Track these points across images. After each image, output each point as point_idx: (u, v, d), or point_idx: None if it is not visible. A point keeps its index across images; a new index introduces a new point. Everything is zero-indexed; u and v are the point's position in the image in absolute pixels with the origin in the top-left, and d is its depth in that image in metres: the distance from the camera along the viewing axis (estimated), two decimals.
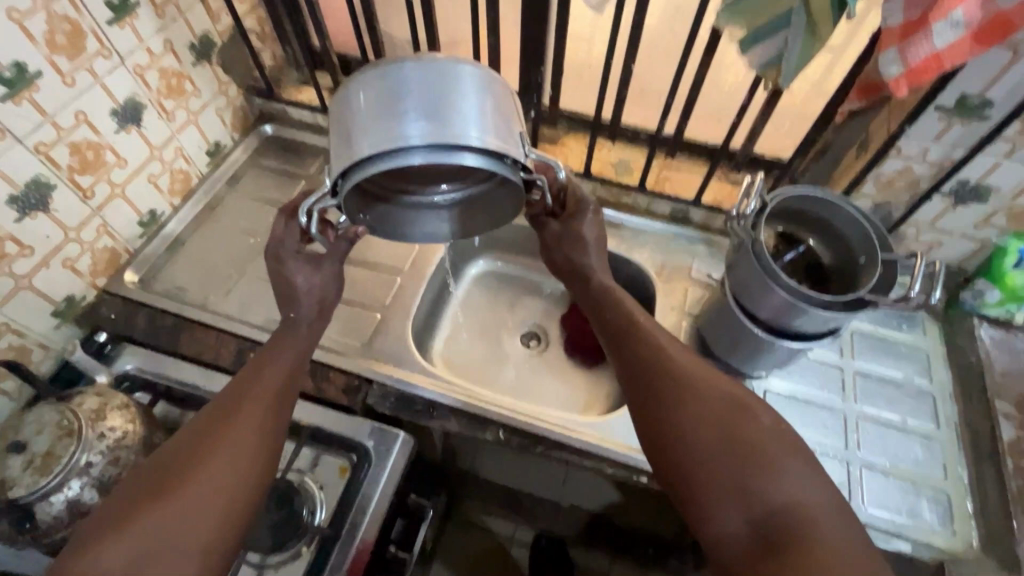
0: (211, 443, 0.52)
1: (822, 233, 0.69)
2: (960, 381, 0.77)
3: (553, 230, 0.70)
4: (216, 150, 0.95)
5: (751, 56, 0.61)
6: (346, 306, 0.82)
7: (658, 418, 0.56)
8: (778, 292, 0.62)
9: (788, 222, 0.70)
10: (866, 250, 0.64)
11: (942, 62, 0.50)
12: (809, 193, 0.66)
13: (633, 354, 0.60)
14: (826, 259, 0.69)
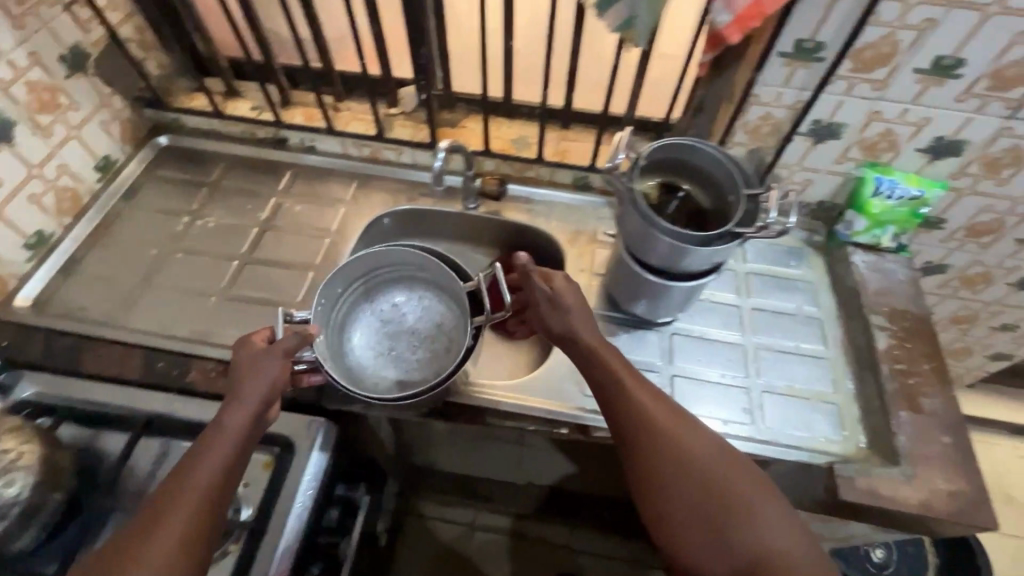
0: (154, 538, 0.49)
1: (694, 176, 0.74)
2: (842, 303, 0.85)
3: (542, 309, 0.68)
4: (106, 165, 0.92)
5: (607, 18, 0.65)
6: (260, 305, 0.82)
7: (642, 462, 0.58)
8: (660, 237, 0.66)
9: (664, 171, 0.75)
10: (734, 187, 0.69)
11: (762, 7, 0.56)
12: (675, 141, 0.71)
13: (619, 397, 0.61)
14: (704, 201, 0.73)
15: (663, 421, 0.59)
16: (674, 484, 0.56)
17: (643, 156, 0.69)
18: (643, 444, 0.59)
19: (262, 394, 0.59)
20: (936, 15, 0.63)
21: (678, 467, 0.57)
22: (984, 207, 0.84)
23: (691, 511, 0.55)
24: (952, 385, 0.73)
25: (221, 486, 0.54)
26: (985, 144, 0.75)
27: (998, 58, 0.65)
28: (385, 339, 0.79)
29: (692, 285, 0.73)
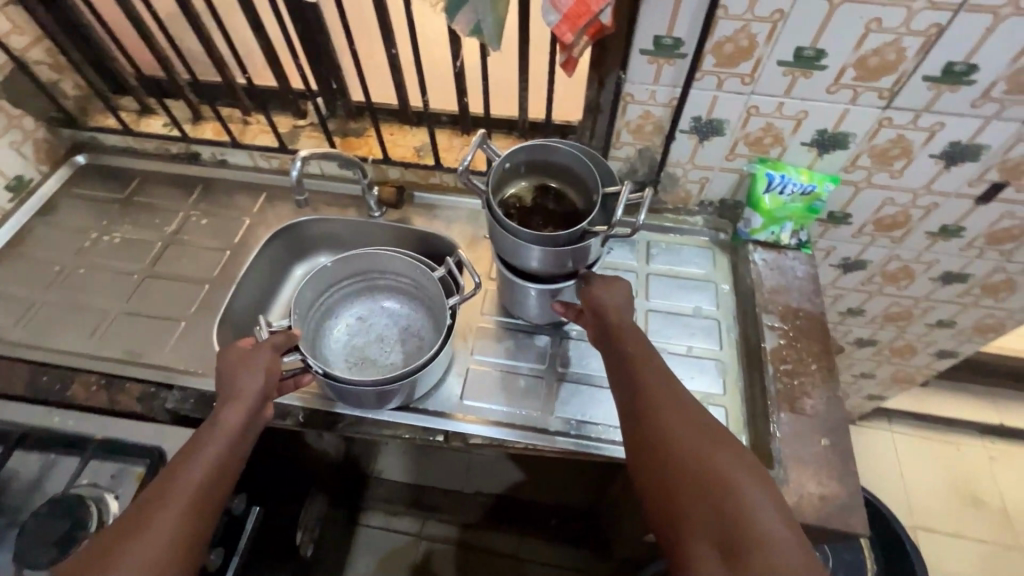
0: (134, 539, 0.47)
1: (562, 175, 0.73)
2: (740, 302, 0.83)
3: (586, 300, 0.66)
4: (19, 184, 0.95)
5: (458, 25, 0.64)
6: (155, 318, 0.84)
7: (644, 428, 0.53)
8: (523, 245, 0.64)
9: (534, 173, 0.74)
10: (594, 183, 0.69)
11: (588, 5, 0.55)
12: (529, 145, 0.70)
13: (628, 371, 0.58)
14: (573, 200, 0.73)
15: (669, 391, 0.55)
16: (672, 451, 0.50)
17: (503, 159, 0.68)
18: (646, 412, 0.54)
19: (258, 391, 0.60)
20: (785, 6, 0.61)
21: (676, 436, 0.51)
22: (886, 200, 0.81)
23: (686, 480, 0.47)
24: (836, 385, 0.71)
25: (214, 484, 0.53)
26: (868, 136, 0.73)
27: (857, 47, 0.63)
28: (359, 347, 0.84)
29: (566, 287, 0.71)
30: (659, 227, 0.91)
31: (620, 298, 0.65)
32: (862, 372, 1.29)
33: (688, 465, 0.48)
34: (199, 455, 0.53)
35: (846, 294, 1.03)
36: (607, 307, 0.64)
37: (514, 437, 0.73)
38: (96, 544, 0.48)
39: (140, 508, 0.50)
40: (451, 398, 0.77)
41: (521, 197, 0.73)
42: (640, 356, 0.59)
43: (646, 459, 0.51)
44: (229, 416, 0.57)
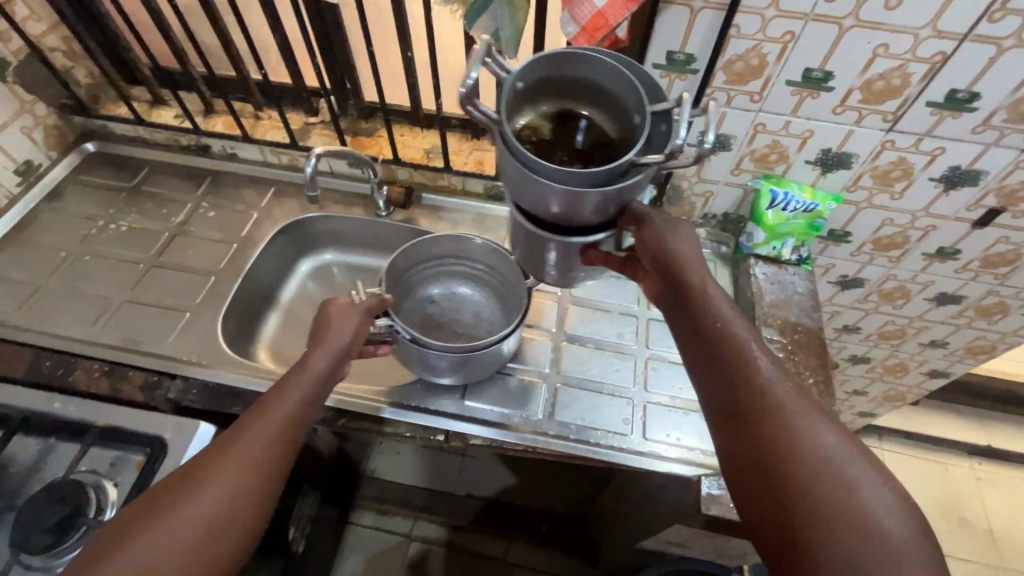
0: (204, 484, 0.49)
1: (594, 98, 0.54)
2: (739, 315, 0.84)
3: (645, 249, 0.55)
4: (28, 169, 0.95)
5: (477, 32, 0.65)
6: (158, 308, 0.84)
7: (739, 407, 0.46)
8: (546, 185, 0.47)
9: (553, 96, 0.55)
10: (637, 104, 0.51)
11: (606, 18, 0.57)
12: (551, 53, 0.51)
13: (711, 336, 0.50)
14: (609, 128, 0.54)
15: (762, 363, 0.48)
16: (772, 433, 0.44)
17: (513, 75, 0.49)
18: (738, 388, 0.47)
19: (345, 346, 0.62)
20: (795, 28, 0.63)
21: (773, 415, 0.45)
22: (885, 221, 0.83)
23: (783, 455, 0.43)
24: (831, 400, 0.73)
25: (289, 432, 0.54)
26: (871, 157, 0.74)
27: (864, 71, 0.65)
28: (435, 326, 0.85)
29: (602, 239, 0.56)
30: None
31: (689, 247, 0.55)
32: (855, 389, 1.31)
33: (788, 449, 0.43)
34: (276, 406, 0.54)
35: (842, 311, 1.05)
36: (673, 254, 0.54)
37: (514, 439, 0.74)
38: (170, 481, 0.50)
39: (212, 450, 0.51)
40: (451, 398, 0.78)
41: (535, 126, 0.53)
42: (724, 324, 0.50)
43: (738, 439, 0.46)
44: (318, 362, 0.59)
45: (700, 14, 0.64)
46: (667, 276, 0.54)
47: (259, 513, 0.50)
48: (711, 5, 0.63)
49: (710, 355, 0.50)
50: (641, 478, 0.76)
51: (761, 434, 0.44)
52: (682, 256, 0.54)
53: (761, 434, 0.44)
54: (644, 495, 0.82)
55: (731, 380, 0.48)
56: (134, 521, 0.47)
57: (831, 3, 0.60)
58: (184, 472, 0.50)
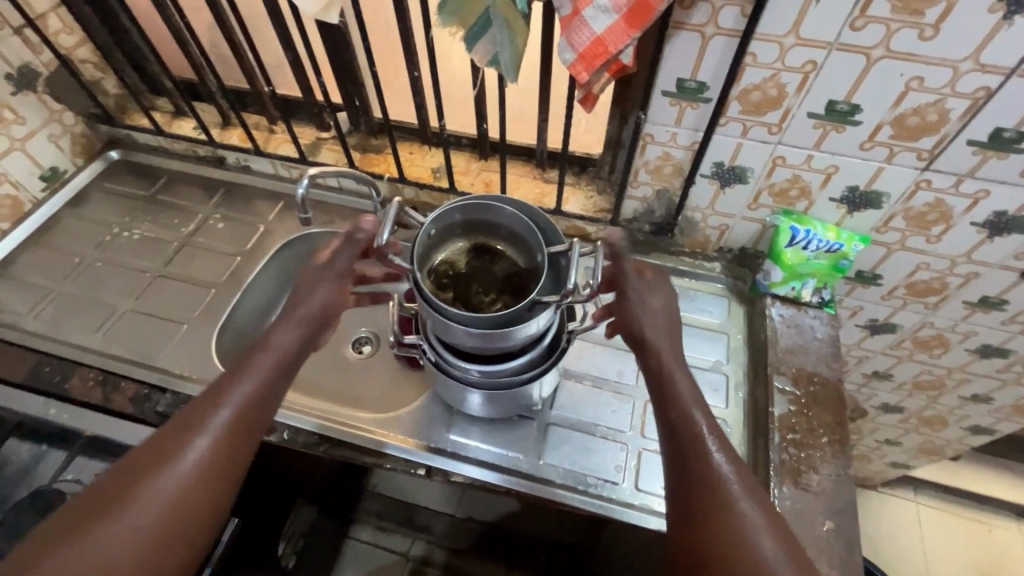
0: (159, 475, 0.50)
1: (504, 236, 0.67)
2: (752, 359, 0.78)
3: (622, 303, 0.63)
4: (53, 175, 0.98)
5: (476, 55, 0.63)
6: (158, 318, 0.85)
7: (676, 475, 0.54)
8: (462, 328, 0.58)
9: (475, 235, 0.68)
10: (537, 244, 0.63)
11: (606, 46, 0.53)
12: (461, 204, 0.64)
13: (677, 422, 0.56)
14: (517, 261, 0.67)
15: (712, 444, 0.54)
16: (720, 521, 0.50)
17: (427, 225, 0.62)
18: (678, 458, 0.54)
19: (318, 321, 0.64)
20: (817, 57, 0.58)
21: (706, 486, 0.52)
22: (920, 265, 0.76)
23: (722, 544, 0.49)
24: (846, 462, 0.66)
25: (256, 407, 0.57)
26: (904, 197, 0.68)
27: (895, 105, 0.59)
28: None
29: (523, 362, 0.67)
30: (674, 269, 0.87)
31: (658, 322, 0.63)
32: (886, 438, 1.21)
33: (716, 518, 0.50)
34: (235, 392, 0.56)
35: (872, 356, 0.97)
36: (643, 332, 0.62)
37: (497, 480, 0.71)
38: (121, 468, 0.51)
39: (188, 422, 0.54)
40: (437, 432, 0.75)
41: (456, 262, 0.67)
42: (670, 399, 0.58)
43: (684, 510, 0.52)
44: (281, 341, 0.61)
45: (712, 41, 0.59)
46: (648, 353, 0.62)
47: (228, 487, 0.52)
48: (724, 31, 0.58)
49: (678, 438, 0.55)
50: (632, 530, 0.71)
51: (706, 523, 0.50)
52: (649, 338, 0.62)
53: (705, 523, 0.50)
54: (636, 545, 0.77)
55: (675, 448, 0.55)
56: (89, 508, 0.48)
57: (857, 32, 0.55)
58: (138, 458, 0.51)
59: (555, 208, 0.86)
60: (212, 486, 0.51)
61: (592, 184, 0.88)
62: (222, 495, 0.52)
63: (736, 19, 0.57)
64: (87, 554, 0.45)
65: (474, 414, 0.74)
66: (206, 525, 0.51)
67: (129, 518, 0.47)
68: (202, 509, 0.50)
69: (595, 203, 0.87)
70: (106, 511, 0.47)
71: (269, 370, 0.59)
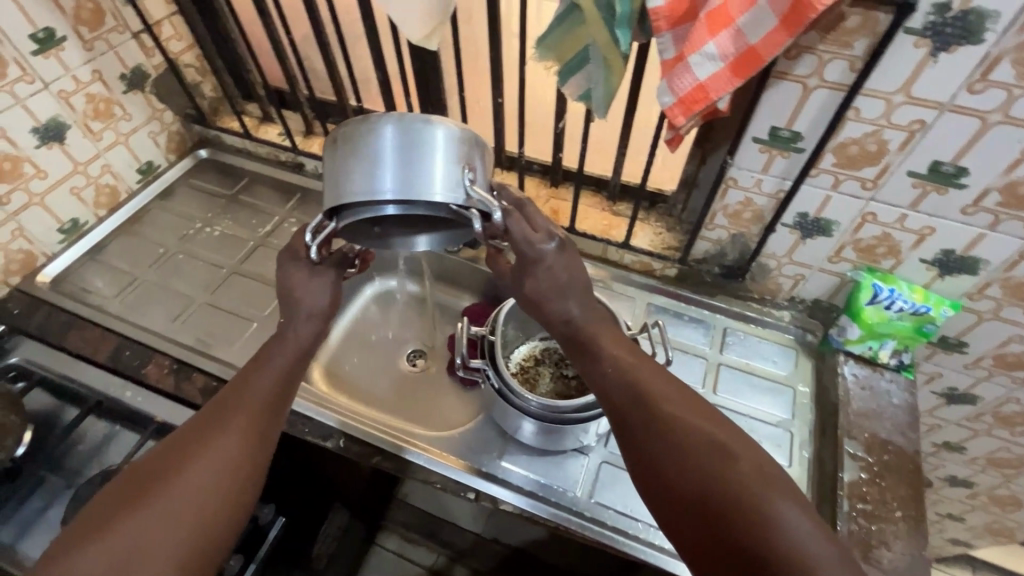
0: (202, 449, 0.51)
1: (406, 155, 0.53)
2: (820, 418, 0.75)
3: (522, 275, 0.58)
4: (148, 169, 1.04)
5: (568, 89, 0.64)
6: (229, 313, 0.89)
7: (626, 435, 0.50)
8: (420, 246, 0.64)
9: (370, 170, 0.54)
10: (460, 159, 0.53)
11: (707, 92, 0.53)
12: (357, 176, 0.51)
13: (642, 417, 0.50)
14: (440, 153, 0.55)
15: (678, 428, 0.47)
16: (718, 517, 0.42)
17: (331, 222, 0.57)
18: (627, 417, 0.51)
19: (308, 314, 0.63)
20: (927, 117, 0.56)
21: (656, 437, 0.48)
22: (1014, 337, 0.71)
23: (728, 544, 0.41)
24: (921, 542, 0.62)
25: (271, 404, 0.57)
26: (1006, 266, 0.64)
27: (1008, 171, 0.56)
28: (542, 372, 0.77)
29: (580, 404, 0.66)
30: (740, 315, 0.85)
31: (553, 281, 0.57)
32: (949, 512, 1.14)
33: (707, 507, 0.43)
34: (266, 373, 0.59)
35: (944, 426, 0.91)
36: (533, 294, 0.58)
37: (546, 514, 0.69)
38: (162, 448, 0.52)
39: (198, 425, 0.53)
40: (488, 457, 0.75)
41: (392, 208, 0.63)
42: (598, 358, 0.55)
43: (677, 515, 0.45)
44: (300, 333, 0.62)
45: (813, 92, 0.58)
46: (585, 351, 0.56)
47: (252, 485, 0.52)
48: (828, 84, 0.57)
49: (645, 436, 0.49)
50: None
51: (702, 523, 0.43)
52: (557, 295, 0.57)
53: (702, 523, 0.43)
54: None
55: (618, 406, 0.52)
56: (135, 484, 0.48)
57: (975, 95, 0.53)
58: (179, 438, 0.53)
59: (622, 241, 0.86)
60: (235, 484, 0.51)
61: (661, 220, 0.88)
62: (247, 492, 0.52)
63: (843, 73, 0.56)
64: (128, 537, 0.45)
65: (527, 442, 0.73)
66: (233, 522, 0.50)
67: (170, 499, 0.48)
68: (244, 484, 0.52)
69: (664, 239, 0.87)
70: (157, 484, 0.48)
71: (295, 357, 0.61)
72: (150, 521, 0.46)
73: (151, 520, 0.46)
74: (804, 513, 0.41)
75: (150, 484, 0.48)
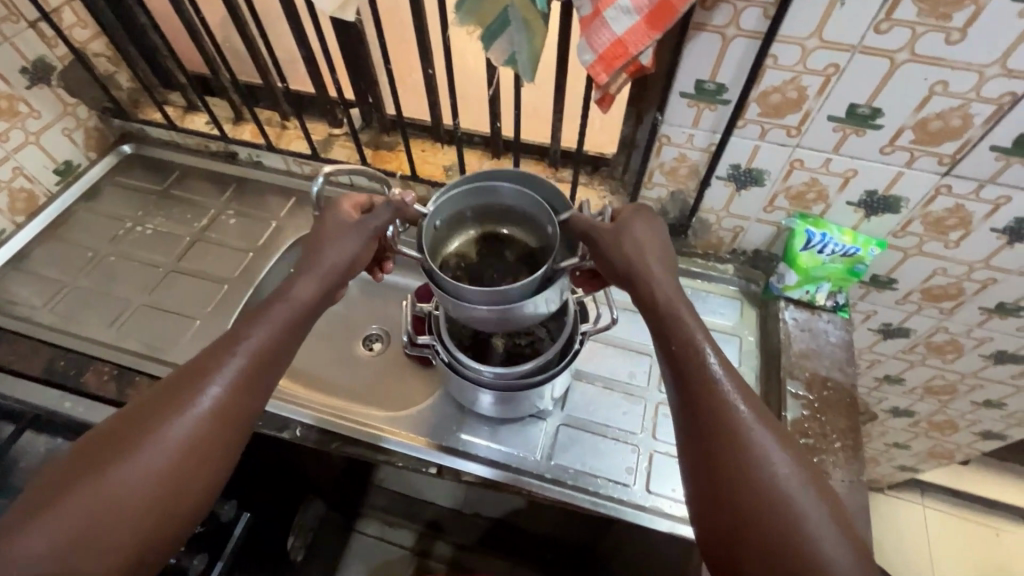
0: (179, 411, 0.50)
1: (511, 219, 0.68)
2: (765, 362, 0.78)
3: (616, 249, 0.57)
4: (67, 169, 0.98)
5: (493, 54, 0.62)
6: (169, 313, 0.86)
7: (683, 397, 0.51)
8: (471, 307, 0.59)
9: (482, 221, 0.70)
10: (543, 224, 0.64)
11: (626, 47, 0.53)
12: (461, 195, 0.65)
13: (700, 392, 0.50)
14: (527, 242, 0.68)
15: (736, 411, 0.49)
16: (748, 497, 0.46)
17: (434, 217, 0.63)
18: (695, 402, 0.50)
19: (336, 265, 0.61)
20: (840, 60, 0.57)
21: (720, 424, 0.48)
22: (937, 270, 0.75)
23: (753, 520, 0.45)
24: (859, 467, 0.66)
25: (261, 369, 0.55)
26: (923, 202, 0.67)
27: (918, 110, 0.58)
28: None
29: (532, 369, 0.67)
30: (687, 271, 0.87)
31: (642, 258, 0.57)
32: (895, 442, 1.21)
33: (740, 486, 0.46)
34: (248, 340, 0.55)
35: (883, 360, 0.97)
36: (623, 265, 0.57)
37: (508, 480, 0.71)
38: (145, 402, 0.51)
39: (184, 380, 0.52)
40: (448, 432, 0.75)
41: (467, 251, 0.69)
42: (682, 336, 0.53)
43: (708, 482, 0.47)
44: (300, 292, 0.59)
45: (733, 42, 0.59)
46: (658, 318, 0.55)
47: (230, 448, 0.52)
48: (746, 33, 0.58)
49: (698, 411, 0.49)
50: (642, 532, 0.72)
51: (734, 499, 0.46)
52: (642, 266, 0.56)
53: (734, 499, 0.46)
54: (647, 548, 0.77)
55: (688, 386, 0.51)
56: (99, 452, 0.48)
57: (882, 35, 0.54)
58: (148, 404, 0.51)
59: None
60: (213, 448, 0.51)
61: (605, 184, 0.88)
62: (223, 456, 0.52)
63: (758, 21, 0.56)
64: (99, 493, 0.46)
65: (485, 413, 0.74)
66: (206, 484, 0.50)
67: (143, 459, 0.48)
68: (205, 461, 0.50)
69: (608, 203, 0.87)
70: (119, 452, 0.48)
71: (286, 321, 0.57)
72: (121, 480, 0.47)
73: (119, 482, 0.47)
74: (826, 508, 0.45)
75: (127, 441, 0.49)
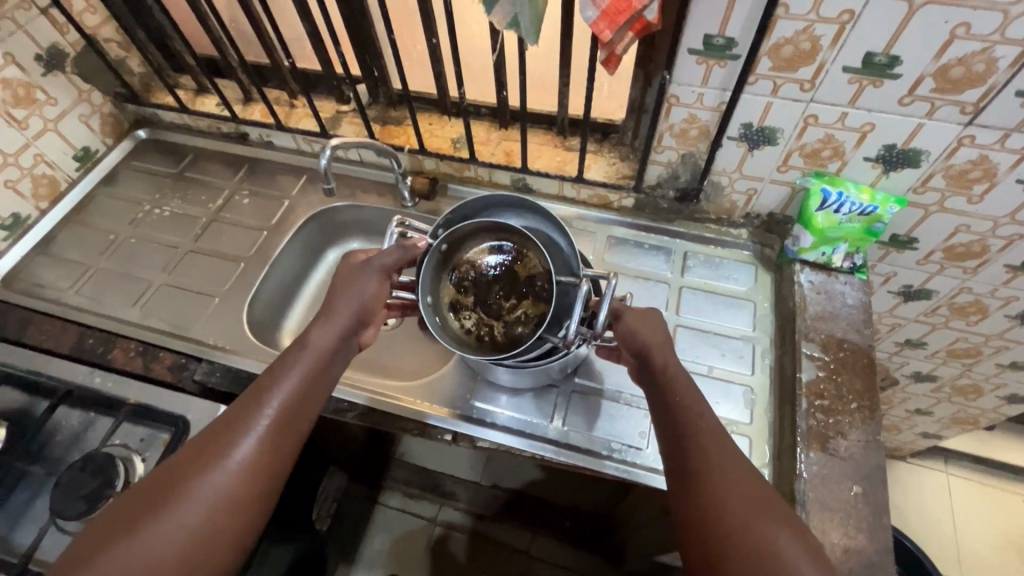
0: (206, 465, 0.52)
1: (523, 239, 0.70)
2: (780, 326, 0.77)
3: (626, 324, 0.63)
4: (85, 155, 1.00)
5: (496, 16, 0.60)
6: (187, 292, 0.88)
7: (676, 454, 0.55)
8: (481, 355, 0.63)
9: (495, 234, 0.71)
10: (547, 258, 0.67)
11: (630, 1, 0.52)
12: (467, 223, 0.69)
13: (689, 445, 0.54)
14: (535, 262, 0.69)
15: (724, 460, 0.52)
16: (737, 536, 0.48)
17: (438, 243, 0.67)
18: (683, 445, 0.55)
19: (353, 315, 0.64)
20: (855, 6, 0.55)
21: (706, 475, 0.52)
22: (960, 227, 0.73)
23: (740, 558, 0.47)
24: (876, 428, 0.65)
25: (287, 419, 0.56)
26: (946, 154, 0.64)
27: (939, 55, 0.56)
28: None
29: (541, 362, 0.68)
30: (700, 237, 0.86)
31: (656, 336, 0.62)
32: (918, 408, 1.20)
33: (732, 528, 0.49)
34: (275, 391, 0.57)
35: (905, 323, 0.95)
36: (637, 342, 0.62)
37: (524, 446, 0.71)
38: (178, 459, 0.53)
39: (212, 436, 0.54)
40: (462, 401, 0.76)
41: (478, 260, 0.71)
42: (680, 402, 0.57)
43: (697, 527, 0.51)
44: (319, 340, 0.61)
45: None
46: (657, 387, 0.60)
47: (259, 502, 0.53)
48: None
49: (690, 460, 0.54)
50: (655, 494, 0.72)
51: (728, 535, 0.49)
52: (660, 344, 0.62)
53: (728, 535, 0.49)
54: (661, 511, 0.78)
55: (682, 451, 0.55)
56: (131, 512, 0.49)
57: None
58: (180, 462, 0.52)
59: (577, 175, 0.85)
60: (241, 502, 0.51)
61: (614, 151, 0.87)
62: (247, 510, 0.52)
63: None
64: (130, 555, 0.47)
65: (501, 379, 0.74)
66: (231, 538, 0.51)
67: (168, 519, 0.49)
68: (230, 519, 0.51)
69: (618, 169, 0.86)
70: (149, 512, 0.49)
71: (309, 373, 0.59)
72: (146, 542, 0.47)
73: (143, 543, 0.47)
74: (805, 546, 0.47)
75: (157, 501, 0.50)
